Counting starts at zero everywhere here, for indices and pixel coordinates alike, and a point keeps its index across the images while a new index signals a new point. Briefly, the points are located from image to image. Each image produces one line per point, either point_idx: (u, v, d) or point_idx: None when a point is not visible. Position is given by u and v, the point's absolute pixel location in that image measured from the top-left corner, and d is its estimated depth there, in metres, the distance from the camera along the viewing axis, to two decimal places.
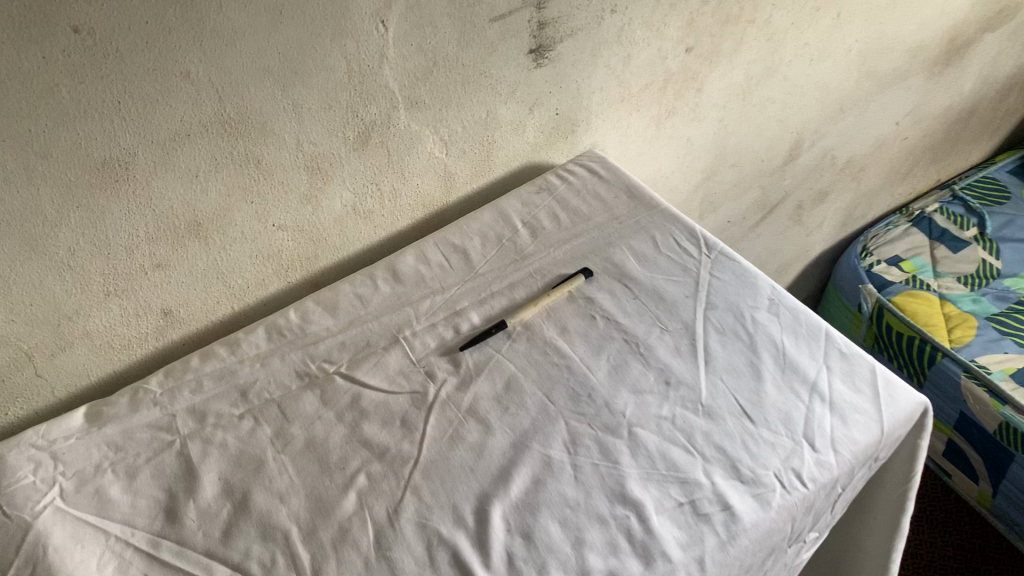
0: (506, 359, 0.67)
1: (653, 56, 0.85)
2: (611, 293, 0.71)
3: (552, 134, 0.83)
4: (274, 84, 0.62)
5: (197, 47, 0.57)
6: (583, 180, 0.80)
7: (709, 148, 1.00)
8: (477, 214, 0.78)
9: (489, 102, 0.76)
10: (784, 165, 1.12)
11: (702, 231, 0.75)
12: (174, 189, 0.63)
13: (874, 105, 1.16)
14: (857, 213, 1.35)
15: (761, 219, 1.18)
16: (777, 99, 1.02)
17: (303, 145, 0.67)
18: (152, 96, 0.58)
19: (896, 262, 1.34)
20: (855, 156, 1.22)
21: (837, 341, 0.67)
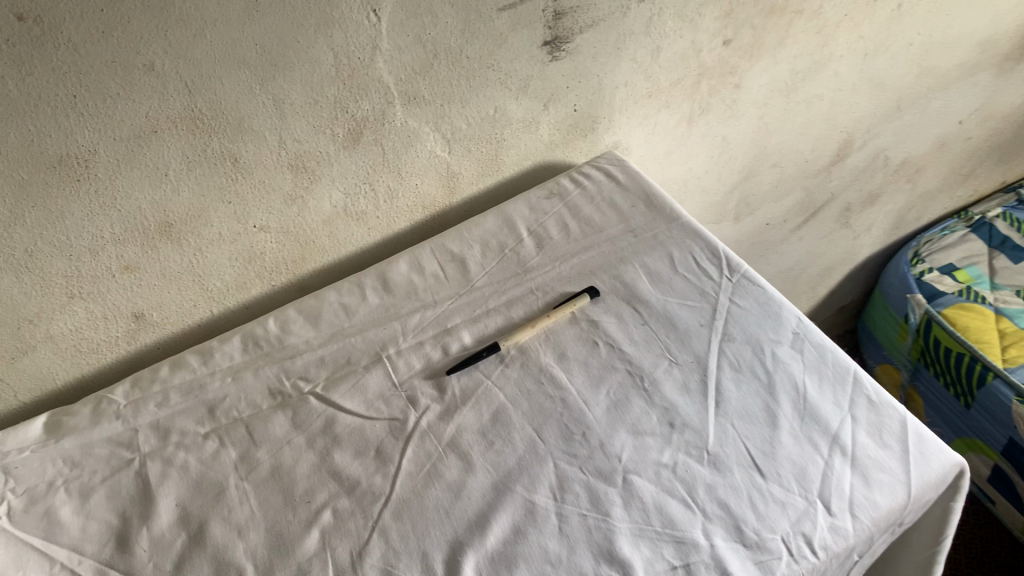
0: (495, 386, 0.61)
1: (686, 49, 0.77)
2: (617, 317, 0.64)
3: (570, 132, 0.77)
4: (252, 77, 0.57)
5: (161, 37, 0.52)
6: (599, 185, 0.74)
7: (748, 147, 0.92)
8: (481, 219, 0.72)
9: (498, 98, 0.69)
10: (831, 166, 1.04)
11: (724, 249, 0.68)
12: (141, 188, 0.58)
13: (936, 103, 1.07)
14: (910, 216, 1.26)
15: (804, 221, 1.09)
16: (825, 96, 0.93)
17: (285, 142, 0.61)
18: (112, 90, 0.52)
19: (951, 271, 1.25)
20: (911, 156, 1.13)
21: (865, 386, 0.60)
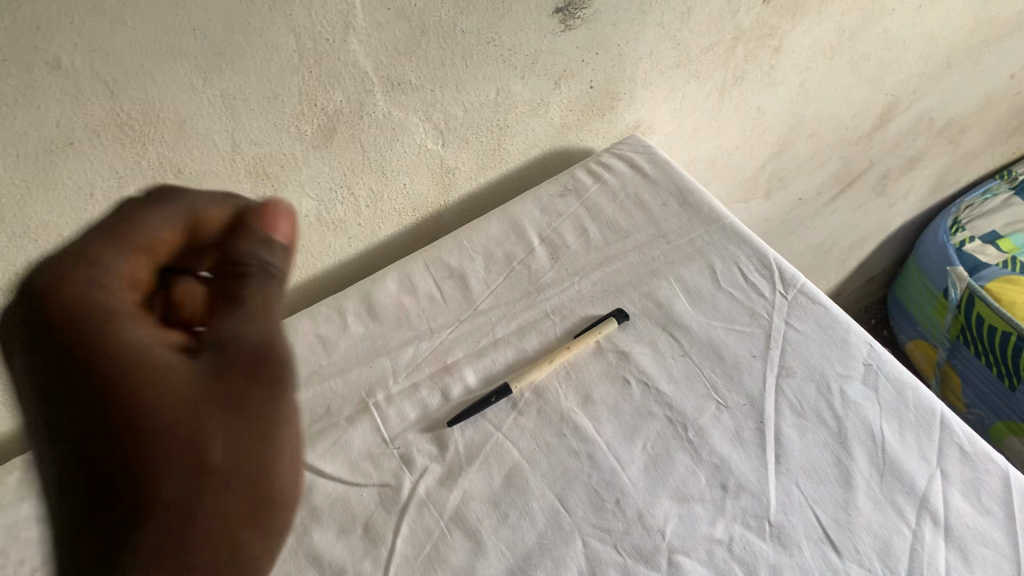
0: (508, 440, 0.50)
1: (721, 9, 0.64)
2: (651, 346, 0.54)
3: (585, 112, 0.65)
4: (193, 69, 0.44)
5: (69, 27, 0.39)
6: (622, 178, 0.64)
7: (785, 117, 0.81)
8: (486, 221, 0.62)
9: (500, 78, 0.57)
10: (873, 132, 0.92)
11: (776, 257, 0.58)
12: (61, 212, 0.45)
13: (989, 56, 0.94)
14: (949, 178, 1.15)
15: (839, 192, 0.99)
16: (873, 56, 0.81)
17: (239, 145, 0.49)
18: (8, 97, 0.39)
19: (994, 240, 1.14)
20: (958, 116, 1.02)
21: (954, 432, 0.50)
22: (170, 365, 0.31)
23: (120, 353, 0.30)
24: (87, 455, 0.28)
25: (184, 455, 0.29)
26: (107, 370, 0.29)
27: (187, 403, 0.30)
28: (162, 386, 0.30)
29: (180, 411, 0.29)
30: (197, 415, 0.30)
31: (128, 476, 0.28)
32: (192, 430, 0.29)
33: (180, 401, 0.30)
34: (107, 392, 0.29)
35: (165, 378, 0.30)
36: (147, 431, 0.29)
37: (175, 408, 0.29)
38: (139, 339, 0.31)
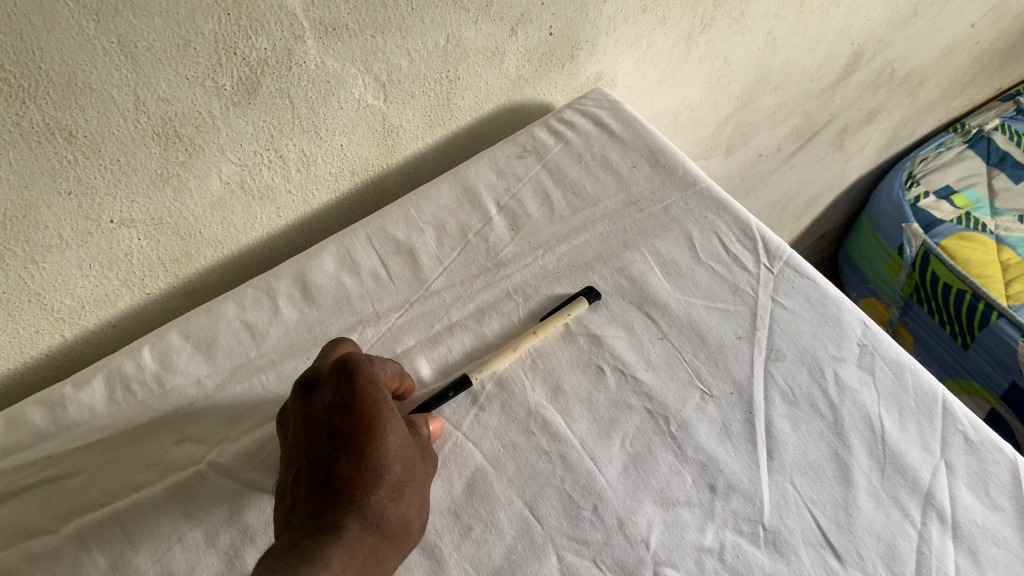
0: (469, 440, 0.44)
1: None
2: (626, 328, 0.48)
3: (543, 63, 0.58)
4: (81, 10, 0.36)
5: None
6: (586, 137, 0.58)
7: (751, 69, 0.75)
8: (435, 187, 0.55)
9: (450, 23, 0.50)
10: (836, 84, 0.88)
11: (759, 225, 0.53)
12: None
13: (953, 5, 0.90)
14: (904, 132, 1.12)
15: (799, 148, 0.95)
16: (843, 3, 0.76)
17: (143, 102, 0.41)
18: None
19: (948, 195, 1.12)
20: (919, 67, 0.98)
21: (958, 418, 0.45)
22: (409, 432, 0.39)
23: (394, 411, 0.38)
24: (341, 472, 0.36)
25: (399, 508, 0.36)
26: (383, 417, 0.37)
27: (412, 470, 0.38)
28: (408, 450, 0.38)
29: (404, 477, 0.37)
30: (415, 487, 0.38)
31: (369, 500, 0.35)
32: (407, 492, 0.37)
33: (409, 467, 0.38)
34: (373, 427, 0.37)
35: (407, 446, 0.38)
36: (387, 481, 0.36)
37: (402, 469, 0.37)
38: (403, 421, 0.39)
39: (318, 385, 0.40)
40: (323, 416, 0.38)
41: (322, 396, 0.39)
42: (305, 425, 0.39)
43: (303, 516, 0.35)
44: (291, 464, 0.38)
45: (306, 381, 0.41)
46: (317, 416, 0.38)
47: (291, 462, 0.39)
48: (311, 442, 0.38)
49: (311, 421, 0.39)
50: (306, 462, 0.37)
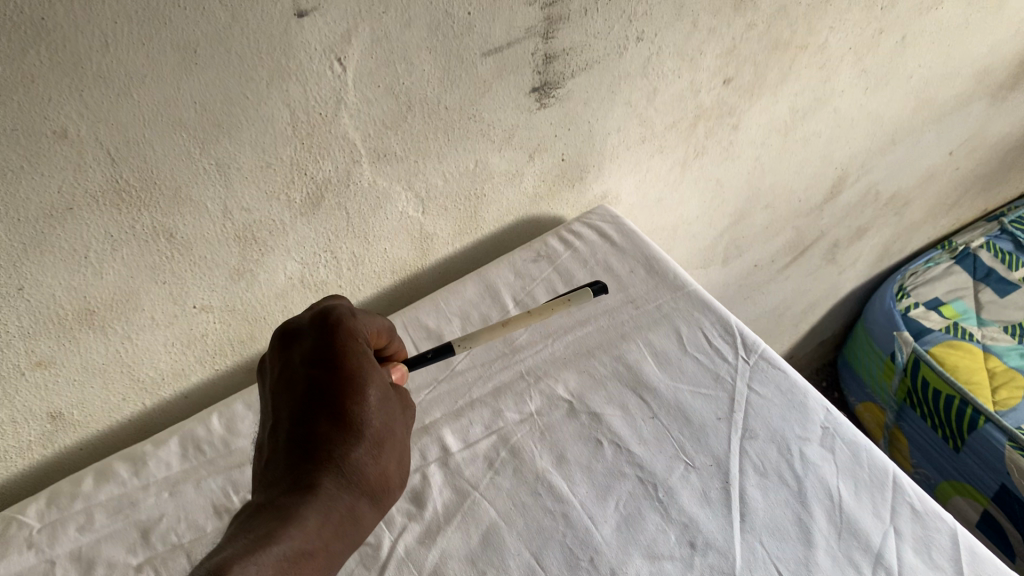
0: (485, 500, 0.52)
1: (683, 90, 0.69)
2: (622, 408, 0.57)
3: (556, 183, 0.68)
4: (192, 140, 0.46)
5: (77, 99, 0.41)
6: (592, 246, 0.68)
7: (741, 190, 0.85)
8: (460, 285, 0.65)
9: (479, 150, 0.60)
10: (823, 203, 0.98)
11: (738, 324, 0.61)
12: (55, 273, 0.47)
13: (928, 135, 1.01)
14: (894, 248, 1.21)
15: (792, 260, 1.04)
16: (823, 133, 0.87)
17: (230, 211, 0.51)
18: (14, 163, 0.41)
19: (937, 306, 1.20)
20: (902, 189, 1.08)
21: (907, 492, 0.52)
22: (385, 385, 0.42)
23: (373, 366, 0.42)
24: (321, 427, 0.39)
25: (378, 465, 0.40)
26: (364, 375, 0.41)
27: (390, 426, 0.41)
28: (386, 406, 0.41)
29: (382, 433, 0.40)
30: (392, 443, 0.41)
31: (348, 456, 0.38)
32: (386, 449, 0.40)
33: (387, 424, 0.41)
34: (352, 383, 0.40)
35: (387, 402, 0.42)
36: (366, 438, 0.39)
37: (381, 426, 0.40)
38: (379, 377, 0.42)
39: (298, 342, 0.43)
40: (302, 370, 0.42)
41: (302, 350, 0.43)
42: (285, 379, 0.42)
43: (281, 469, 0.39)
44: (271, 417, 0.42)
45: (287, 339, 0.44)
46: (296, 370, 0.42)
47: (270, 415, 0.42)
48: (291, 395, 0.41)
49: (290, 376, 0.42)
50: (284, 417, 0.41)
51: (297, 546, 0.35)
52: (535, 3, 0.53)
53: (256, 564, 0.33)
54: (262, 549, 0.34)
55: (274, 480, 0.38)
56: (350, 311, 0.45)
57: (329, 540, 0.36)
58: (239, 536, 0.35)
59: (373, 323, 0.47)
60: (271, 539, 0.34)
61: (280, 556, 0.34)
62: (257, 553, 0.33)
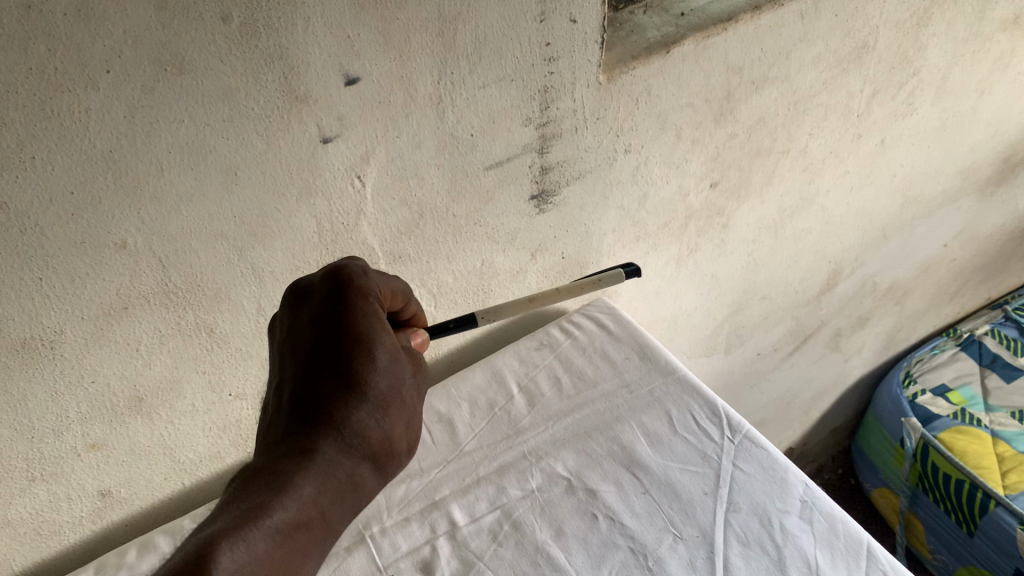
0: (488, 568, 0.56)
1: (673, 194, 0.76)
2: (617, 485, 0.61)
3: (558, 279, 0.75)
4: (231, 248, 0.54)
5: (135, 216, 0.48)
6: (589, 336, 0.74)
7: (737, 282, 0.92)
8: (469, 373, 0.72)
9: (485, 251, 0.67)
10: (821, 294, 1.03)
11: (725, 407, 0.66)
12: (110, 365, 0.54)
13: (920, 228, 1.07)
14: (899, 335, 1.26)
15: (796, 348, 1.09)
16: (814, 230, 0.93)
17: (263, 309, 0.59)
18: (82, 270, 0.49)
19: (943, 392, 1.24)
20: (899, 279, 1.13)
21: (881, 561, 0.55)
22: (391, 341, 0.48)
23: (383, 328, 0.48)
24: (328, 390, 0.46)
25: (379, 426, 0.47)
26: (373, 343, 0.47)
27: (395, 388, 0.48)
28: (393, 369, 0.48)
29: (386, 395, 0.47)
30: (397, 403, 0.48)
31: (352, 421, 0.46)
32: (389, 408, 0.48)
33: (392, 384, 0.48)
34: (359, 347, 0.46)
35: (394, 364, 0.48)
36: (370, 401, 0.47)
37: (387, 387, 0.47)
38: (386, 336, 0.48)
39: (310, 300, 0.48)
40: (312, 330, 0.47)
41: (311, 308, 0.48)
42: (295, 334, 0.48)
43: (290, 424, 0.46)
44: (282, 367, 0.48)
45: (299, 295, 0.49)
46: (305, 328, 0.48)
47: (282, 365, 0.48)
48: (301, 352, 0.47)
49: (301, 333, 0.48)
50: (295, 371, 0.47)
51: (291, 516, 0.41)
52: (531, 124, 0.61)
53: (244, 538, 0.39)
54: (256, 522, 0.40)
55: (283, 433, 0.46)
56: (362, 268, 0.49)
57: (324, 508, 0.43)
58: (242, 499, 0.42)
59: (388, 281, 0.51)
60: (267, 509, 0.41)
61: (274, 527, 0.40)
62: (251, 523, 0.40)
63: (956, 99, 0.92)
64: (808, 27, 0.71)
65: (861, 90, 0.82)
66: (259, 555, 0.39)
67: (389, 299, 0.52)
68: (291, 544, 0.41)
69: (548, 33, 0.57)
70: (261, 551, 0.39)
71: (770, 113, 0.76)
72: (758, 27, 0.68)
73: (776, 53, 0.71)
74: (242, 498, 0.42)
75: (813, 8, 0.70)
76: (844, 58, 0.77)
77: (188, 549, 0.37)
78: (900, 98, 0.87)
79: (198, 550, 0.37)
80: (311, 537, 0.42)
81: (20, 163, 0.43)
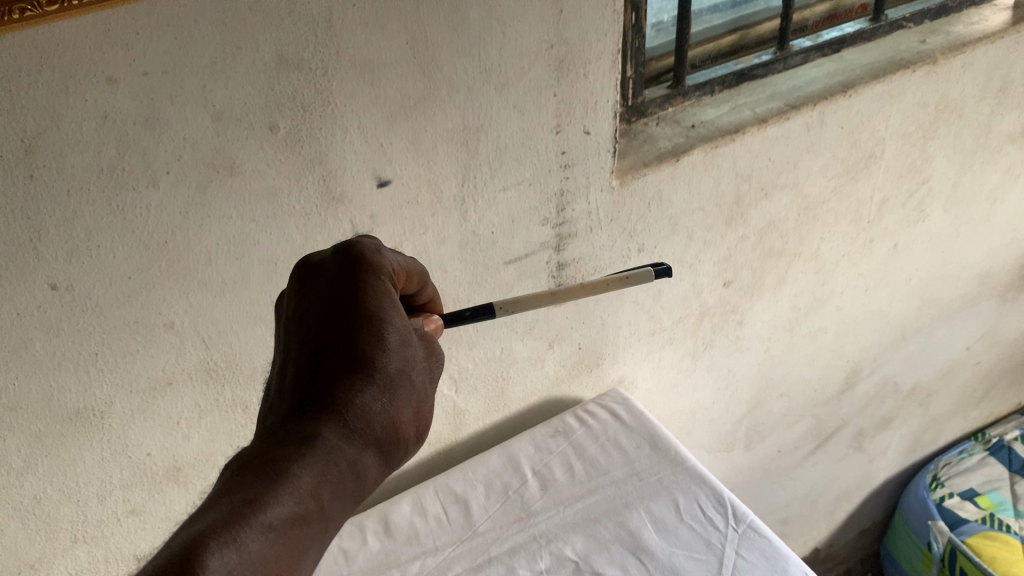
0: None
1: (687, 291, 0.80)
2: (622, 568, 0.64)
3: (575, 368, 0.79)
4: (268, 330, 0.59)
5: (182, 299, 0.54)
6: (603, 425, 0.77)
7: (754, 378, 0.94)
8: (487, 457, 0.75)
9: (504, 339, 0.72)
10: (840, 393, 1.05)
11: (731, 497, 0.68)
12: (152, 436, 0.59)
13: (940, 331, 1.09)
14: (926, 437, 1.26)
15: (817, 446, 1.10)
16: (829, 329, 0.96)
17: None
18: (133, 347, 0.54)
19: (972, 496, 1.23)
20: (922, 381, 1.14)
21: None
22: (405, 323, 0.41)
23: (394, 308, 0.41)
24: (332, 369, 0.39)
25: (388, 413, 0.39)
26: (384, 319, 0.40)
27: (407, 370, 0.41)
28: (406, 350, 0.41)
29: (396, 376, 0.40)
30: (408, 387, 0.40)
31: (354, 403, 0.38)
32: (400, 393, 0.40)
33: (405, 367, 0.40)
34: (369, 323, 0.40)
35: (408, 345, 0.41)
36: (377, 383, 0.39)
37: (398, 370, 0.40)
38: (399, 316, 0.41)
39: (319, 275, 0.42)
40: (318, 307, 0.41)
41: (320, 285, 0.42)
42: (301, 313, 0.42)
43: (287, 409, 0.39)
44: (286, 349, 0.42)
45: (308, 271, 0.43)
46: (312, 308, 0.42)
47: (286, 348, 0.42)
48: (305, 331, 0.41)
49: (307, 312, 0.42)
50: (297, 352, 0.41)
51: (288, 511, 0.33)
52: (548, 223, 0.67)
53: (235, 540, 0.31)
54: (246, 520, 0.32)
55: (278, 420, 0.38)
56: (376, 243, 0.44)
57: (327, 501, 0.35)
58: (225, 498, 0.34)
59: (404, 258, 0.46)
60: (261, 503, 0.33)
61: (268, 524, 0.33)
62: (242, 521, 0.32)
63: (968, 207, 0.96)
64: (814, 138, 0.76)
65: (871, 197, 0.86)
66: (252, 561, 0.31)
67: (403, 280, 0.45)
68: (289, 547, 0.33)
69: (563, 142, 0.63)
70: (254, 555, 0.31)
71: (781, 218, 0.81)
72: (765, 138, 0.73)
73: (784, 162, 0.76)
74: (230, 491, 0.34)
75: (818, 121, 0.75)
76: (852, 167, 0.82)
77: (167, 554, 0.30)
78: (911, 205, 0.91)
79: (181, 552, 0.30)
80: (313, 536, 0.34)
81: (86, 251, 0.49)
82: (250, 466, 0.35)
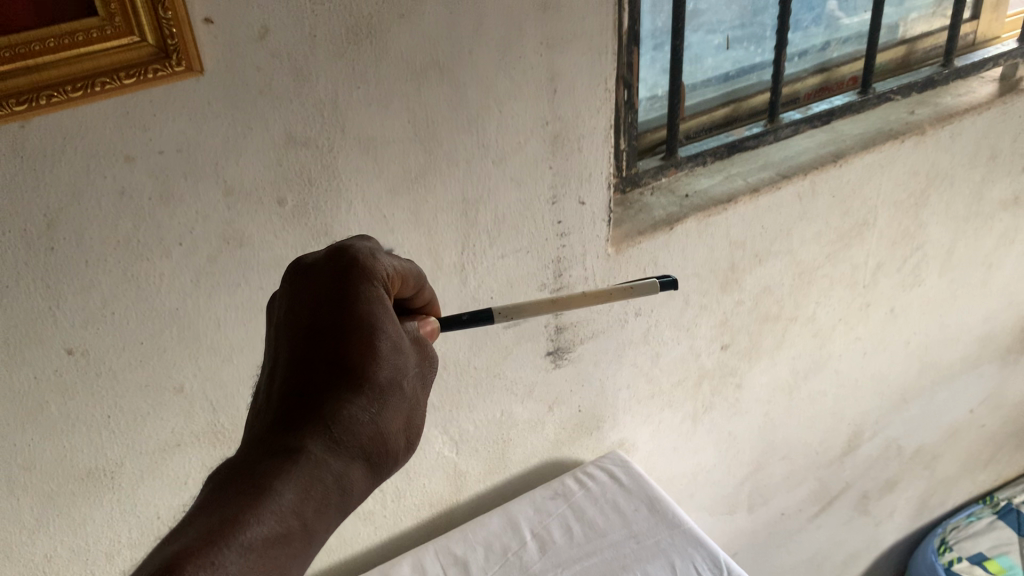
0: None
1: (684, 354, 0.82)
2: None
3: (575, 431, 0.80)
4: None
5: (191, 363, 0.56)
6: (602, 487, 0.78)
7: (754, 441, 0.95)
8: (487, 518, 0.76)
9: (504, 402, 0.73)
10: (843, 456, 1.06)
11: (727, 559, 0.69)
12: (160, 495, 0.61)
13: (942, 394, 1.10)
14: (933, 500, 1.26)
15: (822, 509, 1.10)
16: (829, 392, 0.97)
17: None
18: (143, 409, 0.56)
19: (982, 560, 1.23)
20: (926, 444, 1.15)
21: None
22: (398, 331, 0.41)
23: (387, 315, 0.41)
24: (321, 378, 0.38)
25: (377, 424, 0.38)
26: (375, 329, 0.39)
27: (398, 379, 0.40)
28: (398, 359, 0.40)
29: (387, 386, 0.39)
30: (400, 397, 0.40)
31: (342, 413, 0.37)
32: (390, 403, 0.39)
33: (396, 376, 0.40)
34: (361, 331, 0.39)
35: (400, 354, 0.40)
36: (367, 393, 0.38)
37: (389, 379, 0.39)
38: (391, 324, 0.41)
39: (310, 282, 0.42)
40: (308, 314, 0.41)
41: (311, 292, 0.41)
42: (291, 320, 0.41)
43: (273, 417, 0.38)
44: (274, 355, 0.41)
45: (300, 278, 0.43)
46: (303, 313, 0.41)
47: (275, 353, 0.41)
48: (294, 338, 0.40)
49: (297, 319, 0.41)
50: (285, 359, 0.40)
51: (268, 530, 0.32)
52: (546, 289, 0.69)
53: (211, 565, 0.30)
54: (224, 540, 0.31)
55: (263, 429, 0.37)
56: (370, 251, 0.43)
57: (310, 518, 0.34)
58: (203, 514, 0.32)
59: (398, 265, 0.45)
60: (241, 522, 0.32)
61: (246, 545, 0.31)
62: (220, 541, 0.31)
63: (964, 271, 0.98)
64: (806, 206, 0.79)
65: (865, 263, 0.88)
66: None
67: (398, 285, 0.45)
68: (269, 568, 0.32)
69: (559, 213, 0.66)
70: None
71: (776, 284, 0.83)
72: (757, 207, 0.76)
73: (776, 230, 0.79)
74: (208, 509, 0.32)
75: (809, 190, 0.78)
76: (845, 234, 0.84)
77: None
78: (906, 269, 0.92)
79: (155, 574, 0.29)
80: (295, 555, 0.33)
81: (101, 317, 0.51)
82: (232, 481, 0.34)
